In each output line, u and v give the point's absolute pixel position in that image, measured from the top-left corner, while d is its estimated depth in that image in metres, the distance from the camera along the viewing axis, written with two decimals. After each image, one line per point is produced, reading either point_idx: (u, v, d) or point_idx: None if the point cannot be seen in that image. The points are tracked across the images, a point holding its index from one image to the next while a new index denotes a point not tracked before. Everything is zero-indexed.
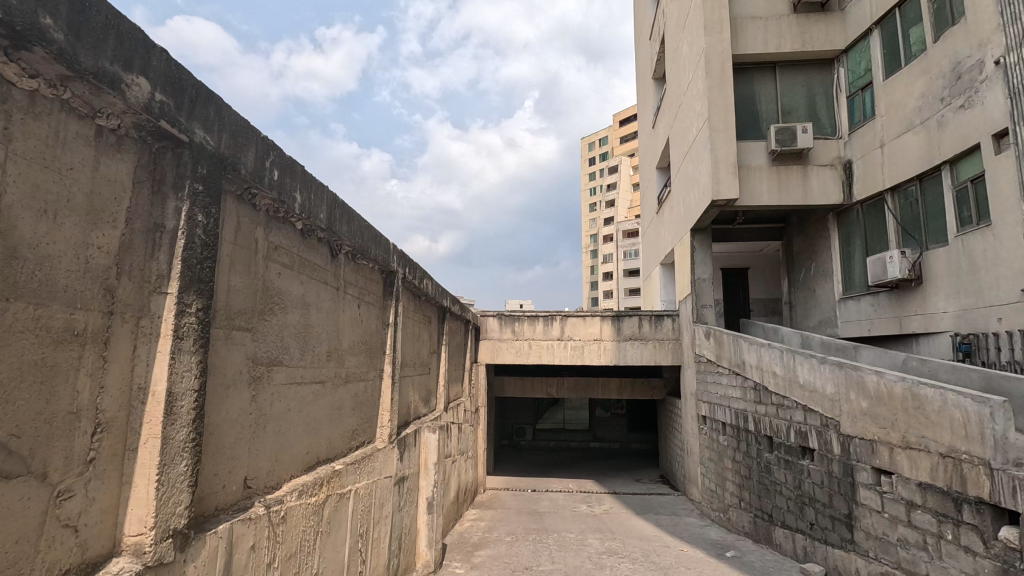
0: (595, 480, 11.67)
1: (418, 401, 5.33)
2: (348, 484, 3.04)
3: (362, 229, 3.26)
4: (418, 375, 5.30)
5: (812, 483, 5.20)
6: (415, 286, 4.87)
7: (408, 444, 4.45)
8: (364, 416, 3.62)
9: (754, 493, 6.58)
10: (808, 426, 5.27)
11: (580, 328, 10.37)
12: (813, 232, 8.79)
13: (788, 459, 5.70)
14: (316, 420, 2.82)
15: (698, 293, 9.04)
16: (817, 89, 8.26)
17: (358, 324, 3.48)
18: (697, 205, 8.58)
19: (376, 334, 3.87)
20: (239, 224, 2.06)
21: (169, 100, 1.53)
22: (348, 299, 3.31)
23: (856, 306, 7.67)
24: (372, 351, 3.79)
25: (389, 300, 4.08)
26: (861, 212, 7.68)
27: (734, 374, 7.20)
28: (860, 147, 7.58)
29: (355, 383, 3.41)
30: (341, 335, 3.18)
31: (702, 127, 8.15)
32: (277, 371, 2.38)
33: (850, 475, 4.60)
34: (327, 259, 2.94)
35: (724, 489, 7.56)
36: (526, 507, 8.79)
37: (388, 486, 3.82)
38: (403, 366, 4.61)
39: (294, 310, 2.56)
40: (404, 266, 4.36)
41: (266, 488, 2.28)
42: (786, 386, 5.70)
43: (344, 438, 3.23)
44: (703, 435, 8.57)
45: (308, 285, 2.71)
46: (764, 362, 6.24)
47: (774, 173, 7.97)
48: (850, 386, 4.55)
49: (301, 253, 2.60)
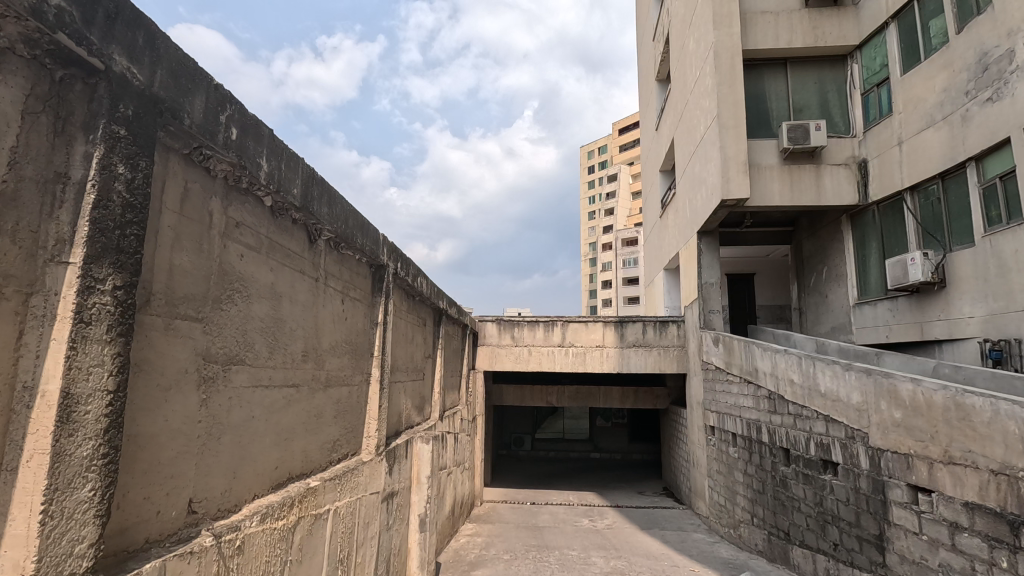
0: (596, 492, 11.25)
1: (411, 408, 4.95)
2: (326, 504, 2.65)
3: (347, 214, 2.90)
4: (411, 381, 4.91)
5: (836, 500, 4.81)
6: (408, 284, 4.50)
7: (398, 456, 4.06)
8: (347, 425, 3.23)
9: (768, 509, 6.18)
10: (831, 438, 4.89)
11: (581, 334, 10.02)
12: (826, 235, 8.45)
13: (807, 473, 5.32)
14: (287, 430, 2.43)
15: (705, 298, 8.68)
16: (829, 86, 7.96)
17: (341, 323, 3.11)
18: (705, 206, 8.24)
19: (363, 334, 3.49)
20: (186, 191, 1.70)
21: (75, 10, 1.18)
22: (330, 293, 2.93)
23: (873, 311, 7.31)
24: (358, 353, 3.40)
25: (378, 296, 3.71)
26: (877, 213, 7.34)
27: (745, 382, 6.83)
28: (877, 146, 7.25)
29: (337, 388, 3.03)
30: (320, 333, 2.80)
31: (711, 124, 7.83)
32: (237, 372, 2.00)
33: (881, 492, 4.21)
34: (304, 246, 2.57)
35: (734, 504, 7.15)
36: (526, 522, 8.36)
37: (374, 503, 3.43)
38: (394, 370, 4.23)
39: (261, 300, 2.19)
40: (396, 261, 3.99)
41: (219, 512, 1.89)
42: (806, 395, 5.32)
43: (322, 451, 2.84)
44: (710, 446, 8.17)
45: (280, 273, 2.34)
46: (780, 370, 5.86)
47: (786, 172, 7.65)
48: (881, 395, 4.18)
49: (269, 235, 2.23)
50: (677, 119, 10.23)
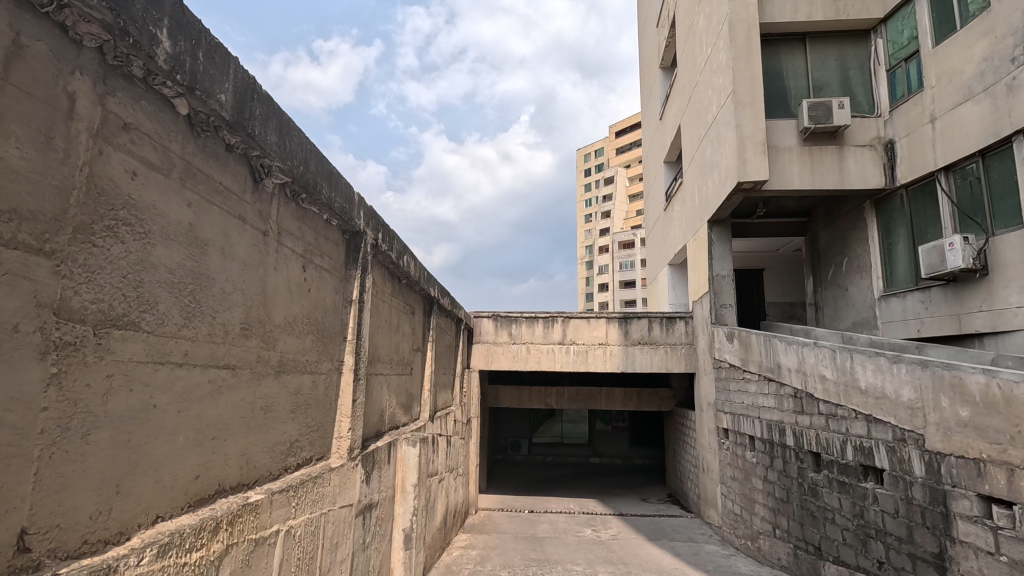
0: (598, 499, 10.63)
1: (396, 406, 4.32)
2: (274, 524, 2.04)
3: (307, 154, 2.29)
4: (395, 376, 4.28)
5: (881, 511, 4.23)
6: (391, 263, 3.88)
7: (378, 461, 3.43)
8: (311, 422, 2.61)
9: (794, 520, 5.59)
10: (874, 441, 4.32)
11: (583, 330, 9.41)
12: (846, 224, 7.89)
13: (843, 481, 4.74)
14: (217, 429, 1.82)
15: (717, 291, 8.11)
16: (850, 63, 7.42)
17: (302, 296, 2.48)
18: (718, 192, 7.69)
19: (332, 312, 2.87)
20: (17, 47, 1.10)
21: None
22: (285, 255, 2.31)
23: (901, 303, 6.74)
24: (325, 335, 2.78)
25: (353, 269, 3.09)
26: (905, 197, 6.78)
27: (765, 380, 6.25)
28: (905, 125, 6.70)
29: (294, 375, 2.41)
30: (271, 303, 2.19)
31: (725, 103, 7.27)
32: (125, 339, 1.38)
33: (942, 504, 3.64)
34: (245, 187, 1.97)
35: (752, 514, 6.54)
36: (524, 532, 7.74)
37: (346, 518, 2.81)
38: (374, 360, 3.61)
39: (174, 245, 1.58)
40: (376, 231, 3.38)
41: (86, 545, 1.27)
42: (842, 392, 4.73)
43: (273, 455, 2.21)
44: (723, 450, 7.57)
45: (205, 213, 1.73)
46: (809, 366, 5.29)
47: (806, 154, 7.08)
48: (942, 391, 3.61)
49: (186, 159, 1.63)
50: (685, 104, 9.70)
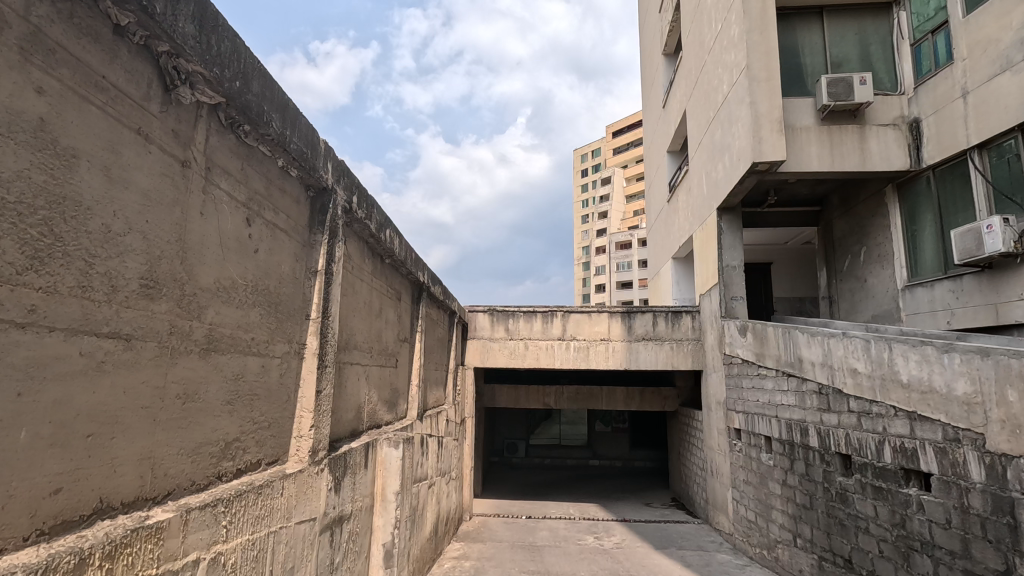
0: (599, 504, 10.10)
1: (377, 402, 3.80)
2: (190, 552, 1.51)
3: (246, 68, 1.76)
4: (376, 367, 3.75)
5: (929, 520, 3.74)
6: (369, 235, 3.36)
7: (352, 465, 2.91)
8: (259, 417, 2.08)
9: (818, 529, 5.09)
10: (919, 442, 3.82)
11: (584, 326, 8.88)
12: (865, 211, 7.41)
13: (878, 486, 4.25)
14: (101, 424, 1.30)
15: (727, 282, 7.62)
16: (871, 38, 6.96)
17: (244, 256, 1.95)
18: (729, 177, 7.21)
19: (289, 282, 2.33)
20: None
21: None
22: (220, 200, 1.79)
23: (928, 293, 6.27)
24: (280, 311, 2.24)
25: (318, 233, 2.56)
26: (932, 179, 6.30)
27: (784, 376, 5.75)
28: (933, 101, 6.22)
29: (232, 357, 1.88)
30: (195, 258, 1.65)
31: (738, 79, 6.79)
32: None
33: (1008, 514, 3.15)
34: (150, 95, 1.45)
35: (769, 522, 6.03)
36: (521, 540, 7.22)
37: (305, 536, 2.29)
38: (348, 347, 3.09)
39: (12, 146, 1.06)
40: (350, 193, 2.86)
41: None
42: (879, 387, 4.23)
43: (198, 459, 1.69)
44: (735, 452, 7.07)
45: (77, 114, 1.22)
46: (837, 359, 4.79)
47: (825, 134, 6.60)
48: (1009, 383, 3.12)
49: (35, 25, 1.12)
50: (691, 87, 9.23)
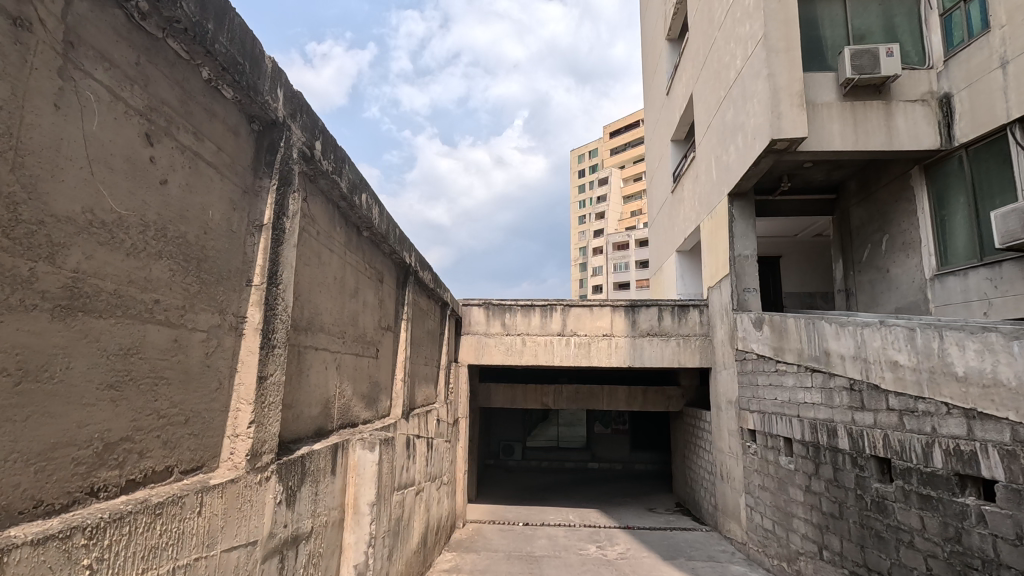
0: (600, 509, 9.55)
1: (352, 397, 3.26)
2: None
3: None
4: (350, 356, 3.21)
5: (992, 535, 3.23)
6: (339, 197, 2.82)
7: (314, 473, 2.37)
8: (169, 409, 1.54)
9: (850, 541, 4.57)
10: (980, 444, 3.32)
11: (585, 320, 8.35)
12: (887, 197, 6.92)
13: (925, 495, 3.73)
14: None
15: (739, 273, 7.11)
16: (896, 9, 6.47)
17: (142, 187, 1.41)
18: (742, 159, 6.71)
19: (221, 236, 1.79)
20: None
21: None
22: (92, 97, 1.24)
23: (961, 282, 5.78)
24: (205, 271, 1.69)
25: (265, 179, 2.02)
26: (964, 159, 5.80)
27: (808, 371, 5.24)
28: (966, 75, 5.73)
29: (120, 324, 1.33)
30: (42, 169, 1.12)
31: (754, 51, 6.29)
32: None
33: None
34: None
35: (789, 532, 5.52)
36: (518, 550, 6.67)
37: (240, 567, 1.75)
38: (311, 329, 2.56)
39: None
40: (311, 136, 2.32)
41: None
42: (927, 381, 3.71)
43: (50, 469, 1.15)
44: (749, 455, 6.56)
45: None
46: (873, 352, 4.28)
47: (847, 111, 6.10)
48: None
49: None
50: (699, 68, 8.75)
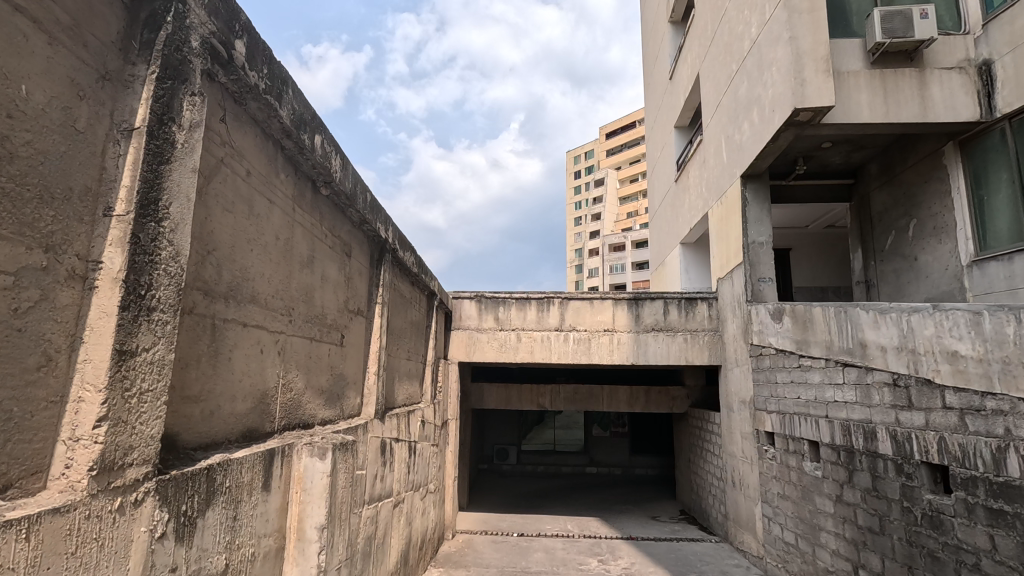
0: (600, 518, 8.91)
1: (305, 392, 2.63)
2: None
3: None
4: (302, 341, 2.58)
5: None
6: (282, 133, 2.19)
7: (230, 492, 1.74)
8: None
9: (893, 561, 3.97)
10: None
11: (585, 314, 7.73)
12: (915, 178, 6.35)
13: (997, 510, 3.13)
14: None
15: (753, 261, 6.50)
16: None
17: None
18: (758, 136, 6.13)
19: (51, 133, 1.17)
20: None
21: None
22: None
23: (1004, 267, 5.20)
24: (6, 175, 1.07)
25: (142, 67, 1.39)
26: (1007, 131, 5.23)
27: (841, 366, 4.62)
28: (1009, 37, 5.16)
29: None
30: None
31: (773, 14, 5.71)
32: None
33: None
34: None
35: (817, 547, 4.90)
36: (512, 565, 6.03)
37: None
38: (233, 298, 1.92)
39: None
40: (228, 30, 1.69)
41: None
42: (998, 374, 3.13)
43: None
44: (766, 460, 5.94)
45: None
46: (923, 342, 3.68)
47: (877, 80, 5.53)
48: None
49: None
50: (706, 45, 8.17)
